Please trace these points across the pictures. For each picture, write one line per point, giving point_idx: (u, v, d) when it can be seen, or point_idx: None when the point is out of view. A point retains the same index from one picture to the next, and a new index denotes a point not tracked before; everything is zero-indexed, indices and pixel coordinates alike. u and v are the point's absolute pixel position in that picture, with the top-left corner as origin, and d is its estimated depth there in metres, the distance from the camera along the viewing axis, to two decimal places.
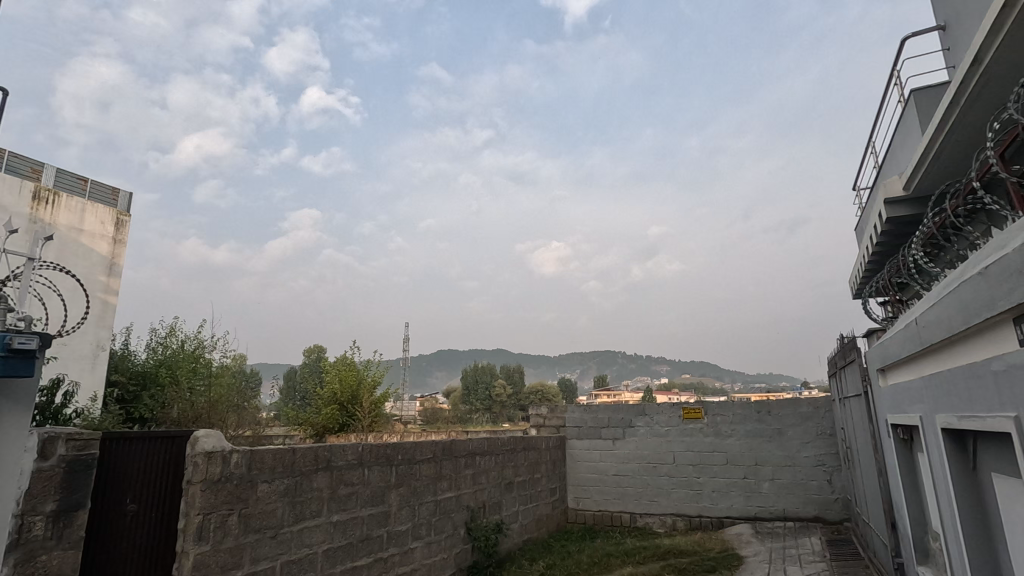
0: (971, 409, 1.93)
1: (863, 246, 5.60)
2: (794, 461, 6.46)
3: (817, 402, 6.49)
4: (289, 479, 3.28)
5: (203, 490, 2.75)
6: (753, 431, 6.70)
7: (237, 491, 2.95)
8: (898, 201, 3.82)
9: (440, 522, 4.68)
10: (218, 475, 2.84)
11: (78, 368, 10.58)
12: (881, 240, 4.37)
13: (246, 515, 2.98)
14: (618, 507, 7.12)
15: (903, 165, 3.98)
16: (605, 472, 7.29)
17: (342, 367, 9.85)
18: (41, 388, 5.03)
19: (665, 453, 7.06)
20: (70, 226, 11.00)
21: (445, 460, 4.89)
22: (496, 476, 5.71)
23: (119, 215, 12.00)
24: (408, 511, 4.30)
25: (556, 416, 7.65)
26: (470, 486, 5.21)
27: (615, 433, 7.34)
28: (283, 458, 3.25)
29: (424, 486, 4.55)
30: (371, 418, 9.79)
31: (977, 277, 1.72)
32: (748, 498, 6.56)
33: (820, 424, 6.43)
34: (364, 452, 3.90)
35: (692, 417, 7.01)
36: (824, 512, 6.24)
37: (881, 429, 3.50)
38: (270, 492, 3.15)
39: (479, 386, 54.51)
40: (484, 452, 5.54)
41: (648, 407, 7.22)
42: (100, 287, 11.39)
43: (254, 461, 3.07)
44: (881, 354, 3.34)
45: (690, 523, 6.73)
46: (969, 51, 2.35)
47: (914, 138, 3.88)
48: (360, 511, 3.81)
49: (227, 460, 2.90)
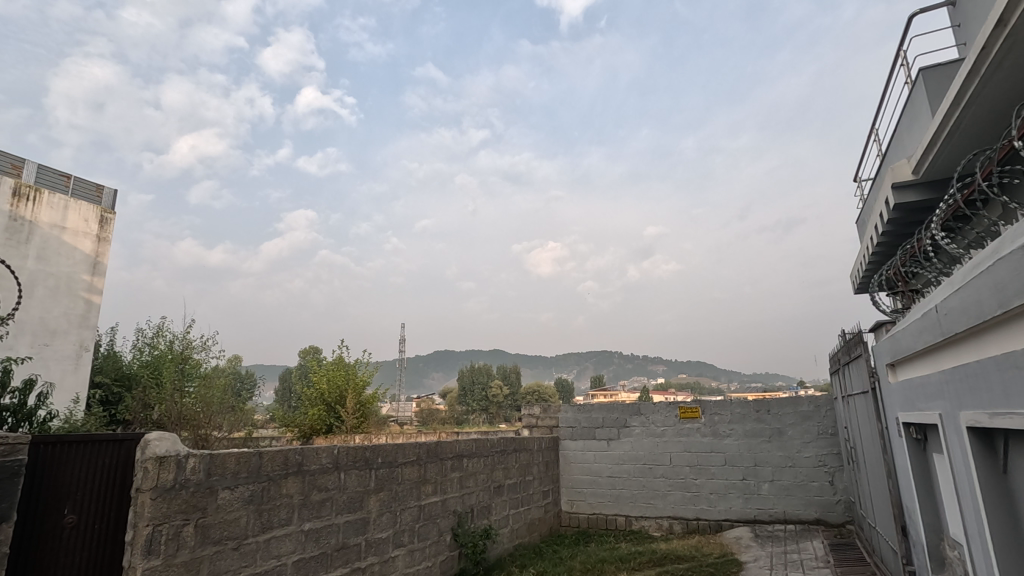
0: (1007, 405, 1.70)
1: (865, 239, 5.41)
2: (794, 462, 6.25)
3: (818, 400, 6.27)
4: (256, 485, 3.04)
5: (153, 499, 2.50)
6: (752, 431, 6.48)
7: (194, 499, 2.70)
8: (908, 186, 3.63)
9: (424, 529, 4.44)
10: (171, 482, 2.60)
11: (60, 370, 10.27)
12: (887, 228, 4.18)
13: (204, 525, 2.73)
14: (612, 510, 6.89)
15: (912, 149, 3.78)
16: (599, 474, 7.06)
17: (330, 367, 9.60)
18: (9, 390, 4.75)
19: (662, 454, 6.84)
20: (53, 224, 10.69)
21: (431, 463, 4.65)
22: (485, 480, 5.47)
23: (103, 213, 11.71)
24: (389, 518, 4.06)
25: (549, 416, 7.44)
26: (457, 490, 4.97)
27: (610, 433, 7.11)
28: (248, 462, 3.00)
29: (406, 491, 4.30)
30: (360, 420, 9.53)
31: (1015, 253, 1.50)
32: (747, 501, 6.34)
33: (820, 423, 6.22)
34: (340, 455, 3.66)
35: (689, 416, 6.79)
36: (826, 514, 6.01)
37: (891, 427, 3.29)
38: (234, 499, 2.91)
39: (475, 386, 54.19)
40: (472, 454, 5.29)
41: (644, 407, 6.99)
42: (83, 286, 11.05)
43: (216, 465, 2.82)
44: (890, 347, 3.13)
45: (688, 527, 6.51)
46: (994, 12, 2.14)
47: (923, 120, 3.68)
48: (336, 518, 3.56)
49: (181, 466, 2.66)
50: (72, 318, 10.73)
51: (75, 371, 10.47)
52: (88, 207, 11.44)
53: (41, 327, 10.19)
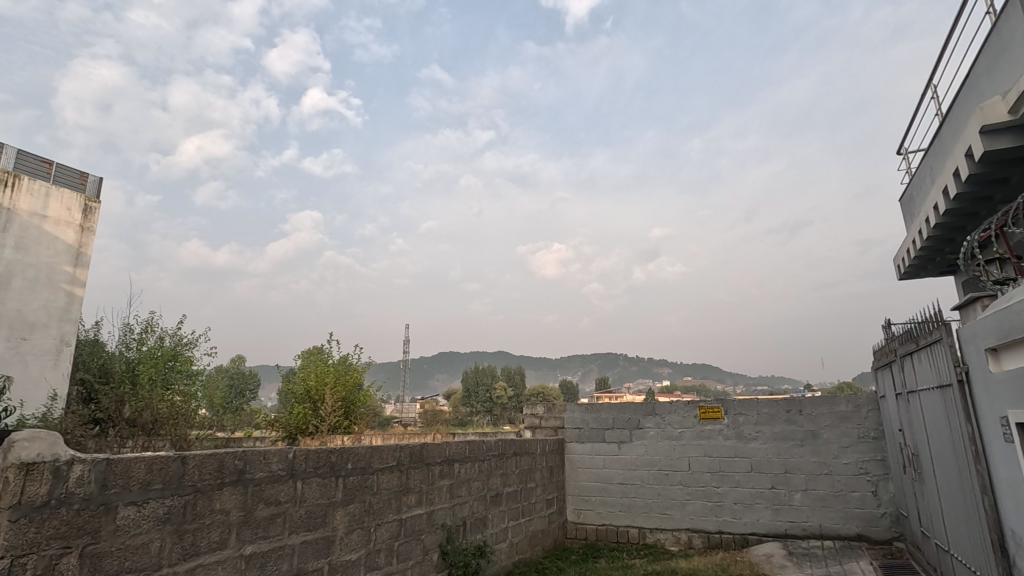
0: None
1: (922, 213, 4.75)
2: (831, 469, 5.52)
3: (858, 400, 5.54)
4: (177, 500, 2.36)
5: (12, 522, 1.82)
6: (781, 434, 5.76)
7: (80, 520, 2.02)
8: (1003, 130, 2.95)
9: (404, 548, 3.74)
10: (43, 498, 1.92)
11: (39, 366, 9.56)
12: (970, 185, 3.49)
13: (94, 554, 2.05)
14: (624, 521, 6.19)
15: (1003, 88, 3.11)
16: (609, 481, 6.35)
17: (317, 362, 9.05)
18: None
19: (679, 459, 6.12)
20: (32, 212, 10.10)
21: (414, 468, 3.96)
22: (480, 488, 4.78)
23: (87, 201, 11.14)
24: (360, 536, 3.37)
25: (553, 417, 6.76)
26: (446, 500, 4.28)
27: (621, 436, 6.41)
28: (165, 469, 2.32)
29: (383, 502, 3.61)
30: (344, 419, 8.83)
31: None
32: (777, 512, 5.62)
33: (861, 425, 5.49)
34: (296, 459, 2.97)
35: (710, 417, 6.08)
36: (869, 529, 5.27)
37: (992, 431, 2.58)
38: (145, 519, 2.24)
39: (479, 389, 53.43)
40: (465, 459, 4.61)
41: (658, 406, 6.30)
42: (65, 278, 10.43)
43: (118, 474, 2.15)
44: (995, 325, 2.44)
45: (709, 541, 5.79)
46: None
47: (1017, 50, 3.00)
48: (289, 539, 2.88)
49: (61, 475, 1.97)
50: (52, 311, 10.08)
51: (55, 366, 9.74)
52: (71, 196, 10.85)
53: (19, 320, 9.58)
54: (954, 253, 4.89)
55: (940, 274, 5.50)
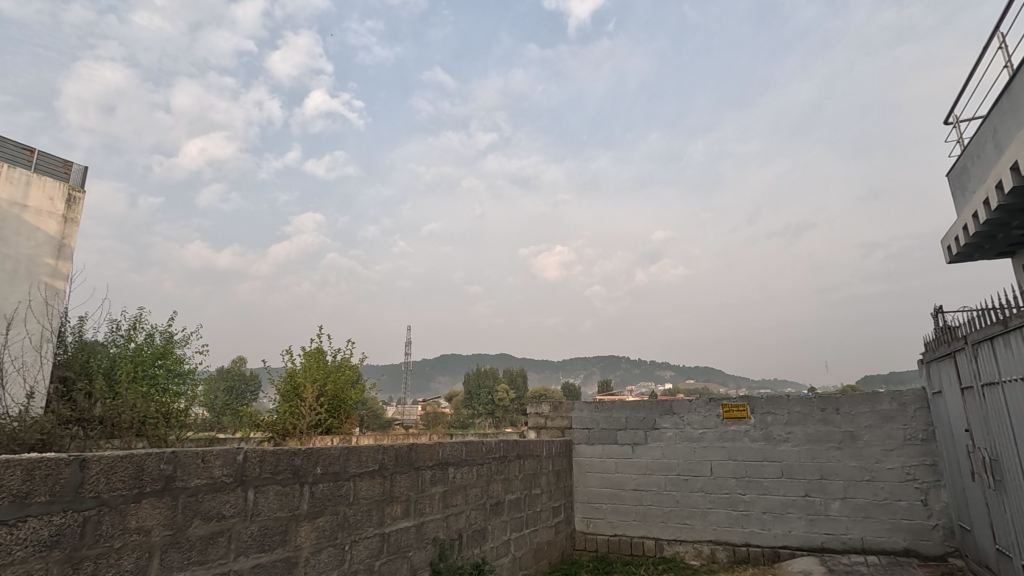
0: None
1: (985, 182, 4.19)
2: (873, 475, 4.91)
3: (903, 398, 4.94)
4: (72, 517, 1.78)
5: None
6: (816, 435, 5.16)
7: None
8: None
9: (387, 569, 3.15)
10: None
11: None
12: None
13: None
14: (638, 531, 5.59)
15: None
16: (622, 487, 5.75)
17: (307, 359, 8.48)
18: None
19: (700, 463, 5.52)
20: (12, 201, 9.57)
21: (399, 474, 3.36)
22: (478, 495, 4.19)
23: (71, 191, 10.59)
24: (332, 556, 2.78)
25: (560, 416, 6.17)
26: (439, 511, 3.69)
27: (635, 438, 5.80)
28: (54, 476, 1.74)
29: (362, 514, 3.02)
30: (330, 419, 8.25)
31: None
32: (812, 524, 5.01)
33: (907, 426, 4.88)
34: (247, 464, 2.39)
35: (735, 417, 5.48)
36: (918, 542, 4.67)
37: None
38: (20, 545, 1.65)
39: (481, 390, 52.74)
40: (461, 462, 4.02)
41: (677, 404, 5.71)
42: (46, 271, 9.86)
43: None
44: None
45: (735, 555, 5.18)
46: None
47: None
48: (237, 562, 2.30)
49: None
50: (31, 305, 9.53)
51: None
52: (54, 184, 10.30)
53: None
54: (1020, 230, 4.29)
55: (996, 256, 4.91)
